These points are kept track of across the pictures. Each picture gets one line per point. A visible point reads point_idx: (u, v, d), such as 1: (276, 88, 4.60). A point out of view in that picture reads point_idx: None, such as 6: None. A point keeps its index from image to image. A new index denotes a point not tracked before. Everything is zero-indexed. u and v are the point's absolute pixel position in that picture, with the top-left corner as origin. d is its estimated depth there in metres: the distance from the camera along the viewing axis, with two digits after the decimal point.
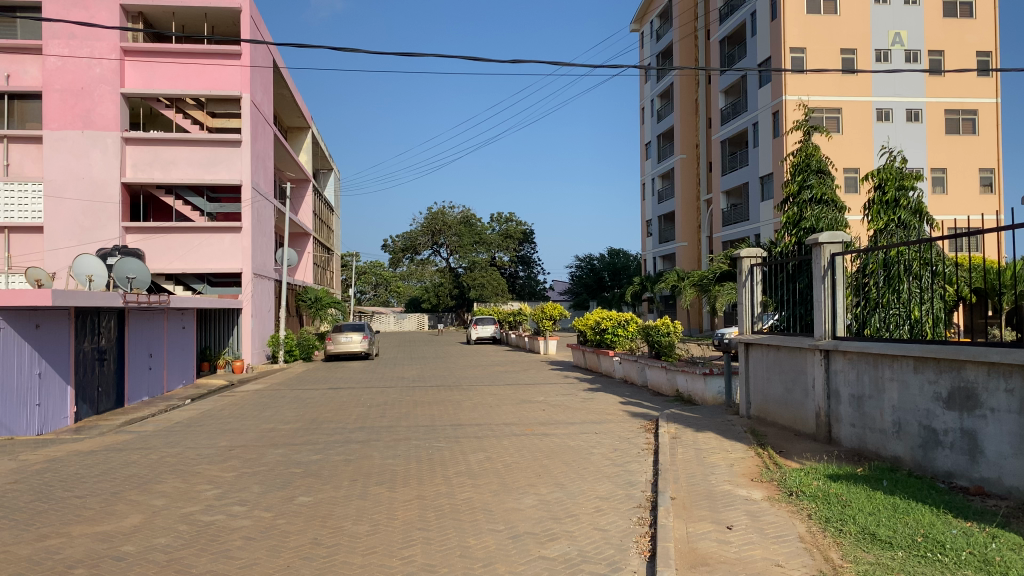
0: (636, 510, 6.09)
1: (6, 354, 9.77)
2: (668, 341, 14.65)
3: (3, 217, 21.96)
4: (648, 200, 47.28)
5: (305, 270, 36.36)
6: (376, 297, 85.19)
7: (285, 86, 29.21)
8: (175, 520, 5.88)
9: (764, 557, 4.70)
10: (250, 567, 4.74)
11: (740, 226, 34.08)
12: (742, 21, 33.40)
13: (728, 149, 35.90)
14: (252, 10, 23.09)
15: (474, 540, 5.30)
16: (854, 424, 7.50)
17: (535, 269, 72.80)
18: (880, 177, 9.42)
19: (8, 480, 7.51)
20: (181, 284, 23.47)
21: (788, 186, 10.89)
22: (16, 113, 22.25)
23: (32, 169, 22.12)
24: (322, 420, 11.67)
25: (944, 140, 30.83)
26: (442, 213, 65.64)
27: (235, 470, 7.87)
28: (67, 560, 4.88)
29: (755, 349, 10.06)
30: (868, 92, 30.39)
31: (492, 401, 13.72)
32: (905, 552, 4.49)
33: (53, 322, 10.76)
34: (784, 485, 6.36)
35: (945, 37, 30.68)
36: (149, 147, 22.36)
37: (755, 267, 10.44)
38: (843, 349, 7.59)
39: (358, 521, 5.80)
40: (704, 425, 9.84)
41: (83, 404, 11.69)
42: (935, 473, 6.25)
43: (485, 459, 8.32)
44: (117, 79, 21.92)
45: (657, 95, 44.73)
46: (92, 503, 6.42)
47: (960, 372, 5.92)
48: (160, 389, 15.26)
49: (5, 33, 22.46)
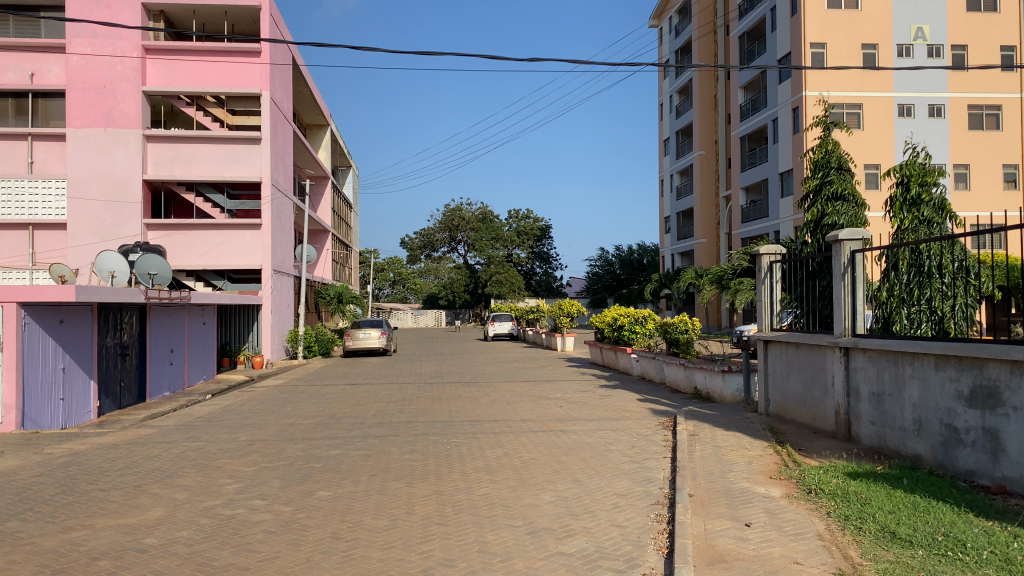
0: (654, 507, 6.12)
1: (32, 348, 9.99)
2: (686, 338, 14.56)
3: (27, 214, 22.36)
4: (666, 196, 47.13)
5: (324, 267, 36.70)
6: (394, 294, 85.91)
7: (304, 84, 29.45)
8: (198, 513, 5.99)
9: (782, 554, 4.70)
10: (271, 561, 4.83)
11: (760, 223, 33.84)
12: (761, 16, 33.10)
13: (747, 145, 35.57)
14: (272, 8, 23.26)
15: (492, 535, 5.35)
16: (874, 422, 7.46)
17: (553, 266, 72.86)
18: (903, 173, 9.35)
19: (34, 473, 7.68)
20: (202, 281, 23.69)
21: (808, 182, 10.81)
22: (39, 112, 22.69)
23: (55, 167, 22.51)
24: (340, 415, 11.80)
25: (967, 136, 30.38)
26: (459, 210, 66.31)
27: (256, 464, 8.00)
28: (92, 552, 5.00)
29: (774, 346, 10.02)
30: (889, 87, 30.02)
31: (509, 397, 13.81)
32: (926, 551, 4.48)
33: (76, 317, 10.97)
34: (803, 483, 6.34)
35: (968, 31, 30.24)
36: (170, 145, 22.71)
37: (775, 263, 10.36)
38: (863, 346, 7.57)
39: (378, 516, 5.88)
40: (722, 423, 9.82)
41: (105, 399, 11.90)
42: (956, 472, 6.20)
43: (503, 455, 8.38)
44: (139, 78, 22.20)
45: (677, 91, 44.56)
46: (116, 497, 6.57)
47: (983, 369, 5.89)
48: (181, 384, 15.49)
49: (30, 33, 22.85)
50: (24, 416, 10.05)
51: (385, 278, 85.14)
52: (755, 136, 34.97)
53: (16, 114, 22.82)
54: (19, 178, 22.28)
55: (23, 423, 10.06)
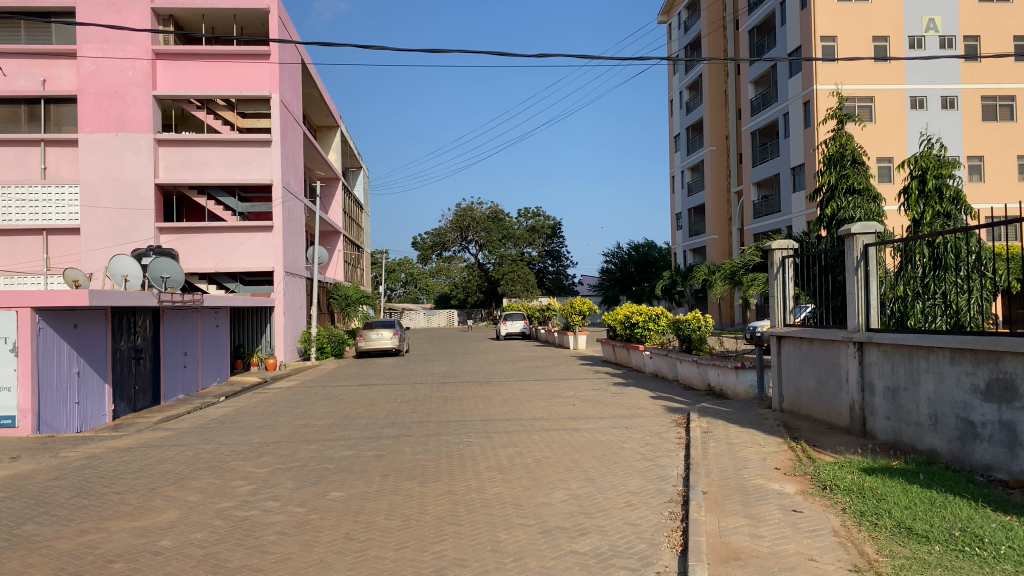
0: (668, 505, 6.08)
1: (47, 353, 10.11)
2: (699, 333, 14.23)
3: (41, 219, 22.56)
4: (678, 192, 47.01)
5: (336, 268, 36.79)
6: (406, 294, 86.41)
7: (313, 85, 29.57)
8: (212, 515, 6.02)
9: (797, 551, 4.66)
10: (285, 563, 4.83)
11: (772, 218, 33.66)
12: (771, 11, 32.93)
13: (758, 140, 35.40)
14: (280, 11, 23.38)
15: (505, 534, 5.34)
16: (889, 417, 7.39)
17: (564, 263, 72.77)
18: (918, 166, 9.24)
19: (51, 476, 7.75)
20: (215, 284, 23.87)
21: (822, 178, 10.70)
22: (52, 118, 22.89)
23: (68, 172, 22.74)
24: (353, 416, 11.84)
25: (980, 127, 30.06)
26: (471, 210, 65.87)
27: (269, 466, 8.02)
28: (107, 555, 5.03)
29: (787, 342, 9.97)
30: (901, 80, 29.74)
31: (522, 396, 13.70)
32: (942, 546, 4.43)
33: (91, 321, 11.05)
34: (818, 479, 6.29)
35: (980, 22, 29.91)
36: (181, 149, 22.80)
37: (786, 258, 10.29)
38: (877, 341, 7.49)
39: (390, 516, 5.88)
40: (737, 419, 9.76)
41: (120, 402, 12.01)
42: (973, 466, 6.12)
43: (515, 454, 8.34)
44: (150, 82, 22.35)
45: (686, 86, 44.50)
46: (130, 499, 6.60)
47: (998, 363, 5.82)
48: (195, 386, 15.62)
49: (42, 39, 23.04)
50: (40, 420, 10.18)
51: (396, 278, 85.47)
52: (767, 130, 34.88)
53: (29, 121, 23.01)
54: (32, 184, 22.51)
55: (39, 426, 10.19)
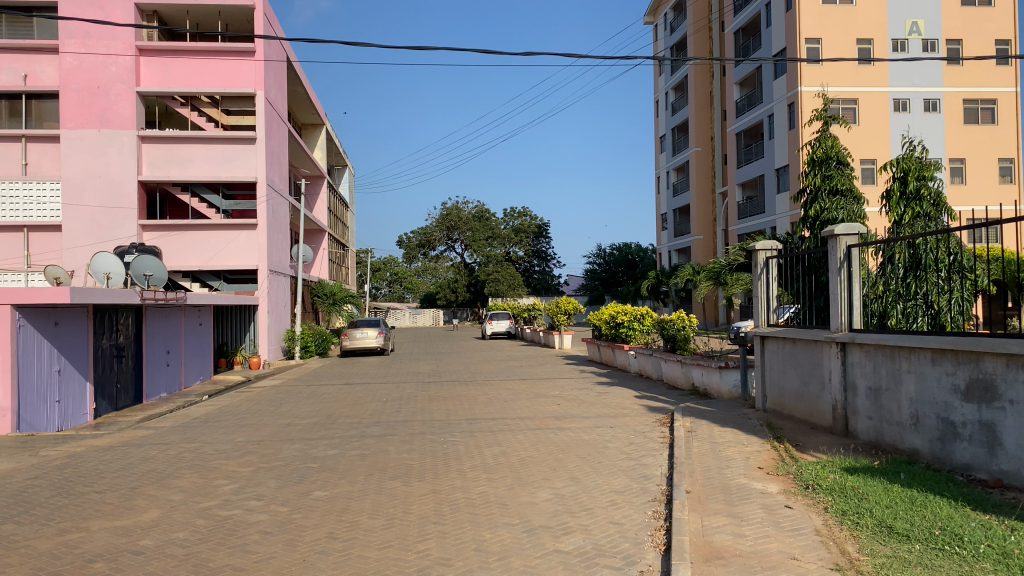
0: (651, 504, 6.10)
1: (26, 351, 9.96)
2: (683, 333, 14.31)
3: (22, 216, 22.27)
4: (663, 193, 47.20)
5: (321, 267, 36.60)
6: (391, 293, 86.27)
7: (298, 82, 29.38)
8: (193, 514, 5.97)
9: (779, 550, 4.69)
10: (267, 562, 4.79)
11: (757, 218, 33.87)
12: (756, 12, 33.16)
13: (743, 141, 35.62)
14: (266, 8, 23.28)
15: (490, 534, 5.32)
16: (871, 417, 7.46)
17: (550, 263, 72.81)
18: (900, 167, 9.34)
19: (30, 476, 7.62)
20: (198, 282, 23.64)
21: (806, 179, 10.77)
22: (33, 113, 22.60)
23: (50, 168, 22.44)
24: (337, 415, 11.77)
25: (961, 130, 30.41)
26: (457, 209, 65.79)
27: (252, 465, 7.93)
28: (87, 554, 4.97)
29: (770, 342, 10.04)
30: (885, 82, 30.04)
31: (507, 396, 13.67)
32: (923, 544, 4.48)
33: (72, 318, 10.92)
34: (800, 479, 6.32)
35: (963, 25, 30.23)
36: (164, 145, 22.57)
37: (771, 259, 10.32)
38: (860, 341, 7.54)
39: (374, 515, 5.86)
40: (721, 419, 9.80)
41: (101, 401, 11.86)
42: (953, 466, 6.19)
43: (500, 454, 8.32)
44: (133, 78, 22.10)
45: (672, 87, 44.70)
46: (111, 499, 6.51)
47: (979, 363, 5.89)
48: (178, 384, 15.46)
49: (23, 34, 22.71)
50: (19, 419, 10.01)
51: (382, 277, 85.38)
52: (751, 132, 35.07)
53: (9, 116, 22.68)
54: (13, 180, 22.22)
55: (18, 425, 10.02)
